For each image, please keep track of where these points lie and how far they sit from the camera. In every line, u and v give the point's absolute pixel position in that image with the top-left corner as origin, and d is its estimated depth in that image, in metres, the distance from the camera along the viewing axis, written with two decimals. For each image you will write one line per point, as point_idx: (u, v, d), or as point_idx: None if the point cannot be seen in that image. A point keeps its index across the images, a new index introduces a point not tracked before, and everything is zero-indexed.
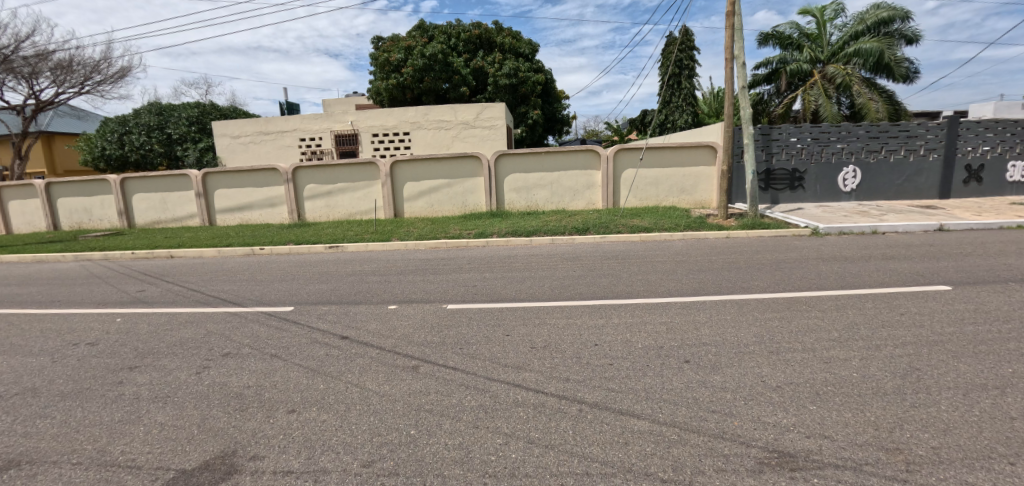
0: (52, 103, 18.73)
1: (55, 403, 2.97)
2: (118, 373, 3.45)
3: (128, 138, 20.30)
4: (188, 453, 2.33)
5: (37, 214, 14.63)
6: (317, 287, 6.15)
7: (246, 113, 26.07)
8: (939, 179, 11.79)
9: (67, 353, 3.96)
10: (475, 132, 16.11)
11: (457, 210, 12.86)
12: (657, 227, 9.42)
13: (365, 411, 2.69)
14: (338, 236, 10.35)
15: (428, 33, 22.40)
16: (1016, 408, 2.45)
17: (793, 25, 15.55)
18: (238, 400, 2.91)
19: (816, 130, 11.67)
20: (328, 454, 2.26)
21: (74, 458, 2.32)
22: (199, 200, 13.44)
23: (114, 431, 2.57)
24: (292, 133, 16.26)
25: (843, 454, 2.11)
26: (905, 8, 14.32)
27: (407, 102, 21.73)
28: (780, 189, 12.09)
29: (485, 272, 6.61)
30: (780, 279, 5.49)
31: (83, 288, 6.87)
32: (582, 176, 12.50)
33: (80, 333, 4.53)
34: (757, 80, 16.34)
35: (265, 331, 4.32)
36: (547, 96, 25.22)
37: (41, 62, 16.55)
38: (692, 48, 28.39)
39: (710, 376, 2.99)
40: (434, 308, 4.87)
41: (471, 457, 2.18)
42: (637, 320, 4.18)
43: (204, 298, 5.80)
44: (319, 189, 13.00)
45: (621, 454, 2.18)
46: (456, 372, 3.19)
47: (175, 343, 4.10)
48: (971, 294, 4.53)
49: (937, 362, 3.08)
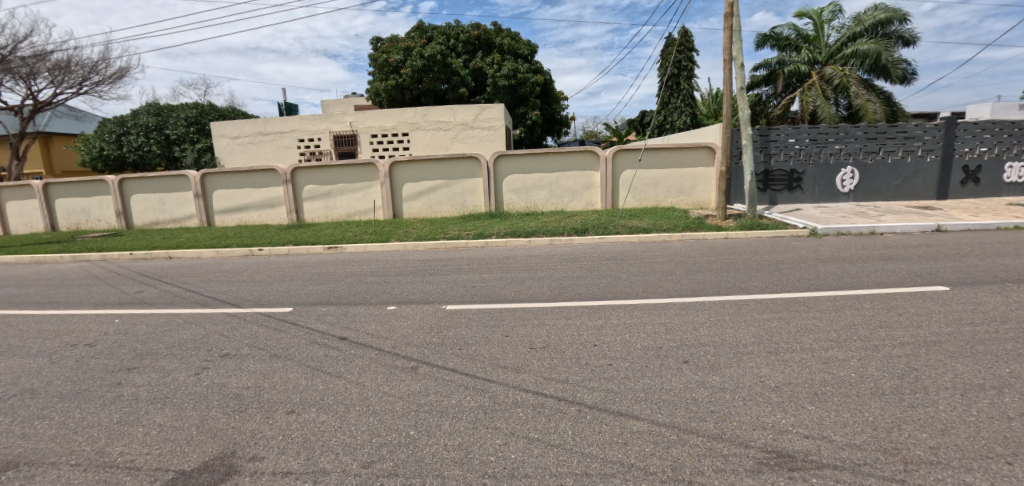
0: (50, 104, 18.71)
1: (53, 404, 2.96)
2: (117, 374, 3.44)
3: (126, 138, 20.27)
4: (187, 454, 2.32)
5: (35, 214, 14.58)
6: (316, 287, 6.15)
7: (245, 114, 26.06)
8: (937, 180, 11.83)
9: (66, 354, 3.96)
10: (473, 133, 16.13)
11: (456, 210, 12.86)
12: (656, 228, 9.43)
13: (365, 411, 2.69)
14: (337, 237, 10.34)
15: (427, 34, 22.44)
16: (1014, 408, 2.46)
17: (791, 26, 15.61)
18: (237, 401, 2.91)
19: (815, 131, 11.69)
20: (327, 455, 2.26)
21: (72, 459, 2.31)
22: (197, 201, 13.42)
23: (113, 432, 2.56)
24: (291, 133, 16.26)
25: (842, 454, 2.11)
26: (902, 10, 14.38)
27: (406, 103, 21.74)
28: (778, 190, 12.12)
29: (485, 273, 6.61)
30: (779, 280, 5.51)
31: (82, 289, 6.86)
32: (580, 176, 12.52)
33: (78, 334, 4.52)
34: (755, 82, 16.40)
35: (264, 332, 4.31)
36: (546, 97, 25.25)
37: (39, 62, 16.52)
38: (690, 49, 28.49)
39: (708, 376, 3.00)
40: (433, 309, 4.88)
41: (471, 457, 2.19)
42: (636, 321, 4.19)
43: (203, 299, 5.80)
44: (318, 189, 12.99)
45: (620, 454, 2.18)
46: (455, 373, 3.19)
47: (174, 344, 4.09)
48: (969, 295, 4.56)
49: (935, 362, 3.09)
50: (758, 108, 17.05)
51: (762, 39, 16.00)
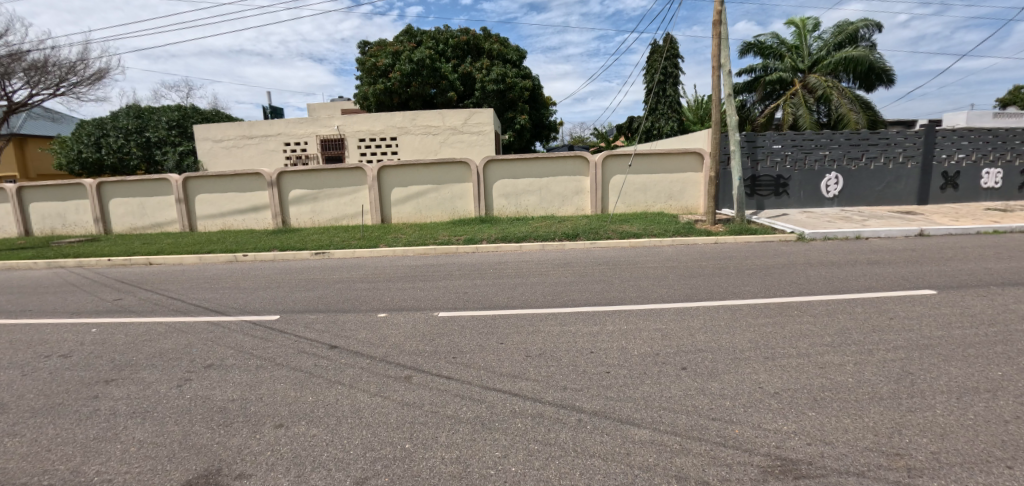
0: (26, 105, 18.06)
1: (24, 420, 2.80)
2: (93, 387, 3.28)
3: (105, 141, 19.78)
4: (170, 472, 2.21)
5: (7, 219, 14.08)
6: (302, 295, 6.00)
7: (228, 117, 25.63)
8: (917, 186, 12.14)
9: (37, 367, 3.76)
10: (462, 137, 16.08)
11: (446, 216, 12.77)
12: (646, 232, 9.44)
13: (356, 424, 2.59)
14: (323, 242, 10.15)
15: (416, 38, 22.32)
16: (1009, 411, 2.48)
17: (775, 35, 15.96)
18: (221, 415, 2.78)
19: (799, 137, 11.87)
20: (319, 471, 2.16)
21: (46, 479, 2.18)
22: (178, 206, 13.09)
23: (89, 450, 2.43)
24: (276, 137, 15.99)
25: (845, 461, 2.09)
26: (878, 21, 14.86)
27: (394, 107, 21.57)
28: (765, 195, 12.21)
29: (476, 279, 6.53)
30: (771, 285, 5.53)
31: (56, 298, 6.55)
32: (570, 181, 12.53)
33: (53, 345, 4.31)
34: (740, 90, 16.75)
35: (250, 342, 4.17)
36: (535, 103, 25.30)
37: (14, 61, 15.92)
38: (677, 56, 29.06)
39: (707, 383, 2.97)
40: (425, 316, 4.79)
41: (470, 472, 2.11)
42: (630, 328, 4.12)
43: (185, 307, 5.61)
44: (304, 194, 12.78)
45: (623, 465, 2.13)
46: (448, 383, 3.12)
47: (155, 354, 3.93)
48: (957, 298, 4.62)
49: (927, 365, 3.11)
50: (743, 115, 17.33)
51: (748, 47, 16.27)
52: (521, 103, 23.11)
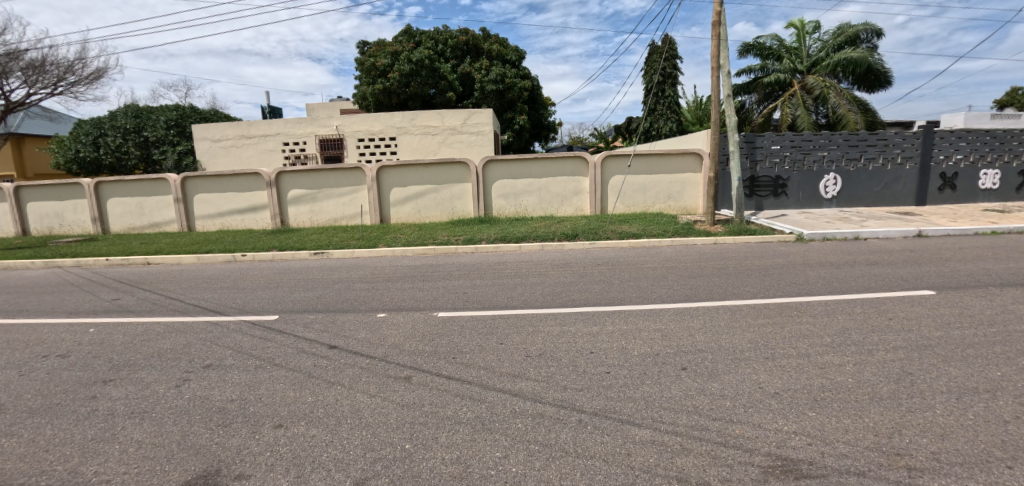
0: (24, 104, 18.00)
1: (21, 421, 2.79)
2: (90, 387, 3.27)
3: (104, 140, 19.74)
4: (169, 473, 2.20)
5: (4, 218, 14.02)
6: (301, 295, 5.99)
7: (226, 116, 25.58)
8: (915, 187, 12.17)
9: (35, 367, 3.74)
10: (462, 138, 16.07)
11: (445, 216, 12.76)
12: (646, 233, 9.44)
13: (356, 425, 2.59)
14: (322, 242, 10.12)
15: (415, 38, 22.28)
16: (1009, 411, 2.49)
17: (774, 36, 16.00)
18: (220, 415, 2.77)
19: (798, 138, 11.89)
20: (319, 472, 2.15)
21: (44, 479, 2.17)
22: (177, 206, 13.06)
23: (87, 450, 2.42)
24: (275, 136, 15.96)
25: (845, 461, 2.09)
26: (876, 24, 14.91)
27: (393, 107, 21.56)
28: (764, 196, 12.23)
29: (475, 279, 6.52)
30: (770, 285, 5.54)
31: (55, 298, 6.53)
32: (570, 182, 12.53)
33: (50, 345, 4.29)
34: (738, 91, 16.80)
35: (249, 342, 4.16)
36: (535, 103, 25.29)
37: (11, 61, 15.87)
38: (676, 56, 29.07)
39: (707, 383, 2.97)
40: (425, 316, 4.78)
41: (470, 472, 2.11)
42: (630, 328, 4.12)
43: (184, 307, 5.59)
44: (303, 193, 12.76)
45: (623, 466, 2.12)
46: (448, 383, 3.11)
47: (153, 354, 3.92)
48: (955, 299, 4.63)
49: (927, 365, 3.12)
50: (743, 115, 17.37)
51: (747, 47, 16.29)
52: (520, 103, 23.10)
